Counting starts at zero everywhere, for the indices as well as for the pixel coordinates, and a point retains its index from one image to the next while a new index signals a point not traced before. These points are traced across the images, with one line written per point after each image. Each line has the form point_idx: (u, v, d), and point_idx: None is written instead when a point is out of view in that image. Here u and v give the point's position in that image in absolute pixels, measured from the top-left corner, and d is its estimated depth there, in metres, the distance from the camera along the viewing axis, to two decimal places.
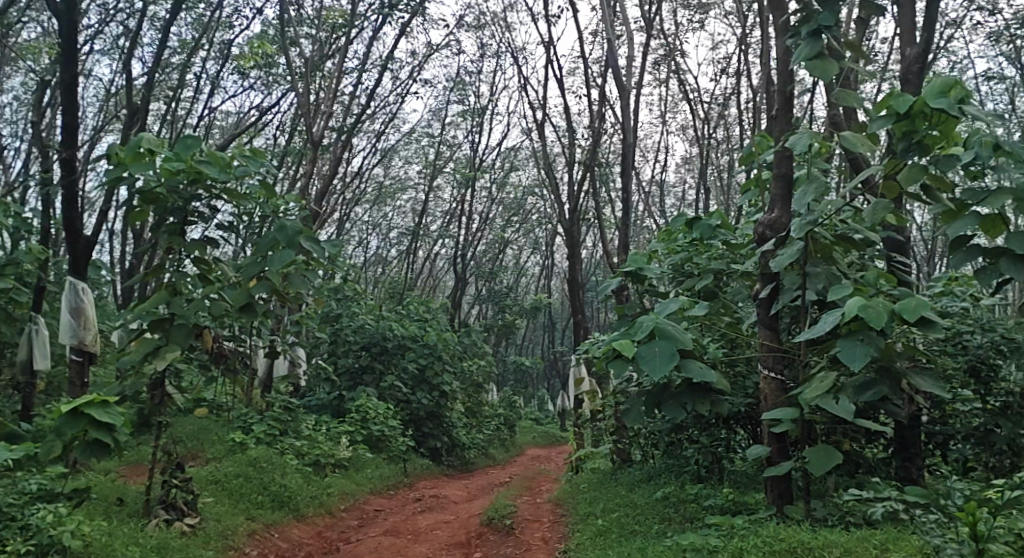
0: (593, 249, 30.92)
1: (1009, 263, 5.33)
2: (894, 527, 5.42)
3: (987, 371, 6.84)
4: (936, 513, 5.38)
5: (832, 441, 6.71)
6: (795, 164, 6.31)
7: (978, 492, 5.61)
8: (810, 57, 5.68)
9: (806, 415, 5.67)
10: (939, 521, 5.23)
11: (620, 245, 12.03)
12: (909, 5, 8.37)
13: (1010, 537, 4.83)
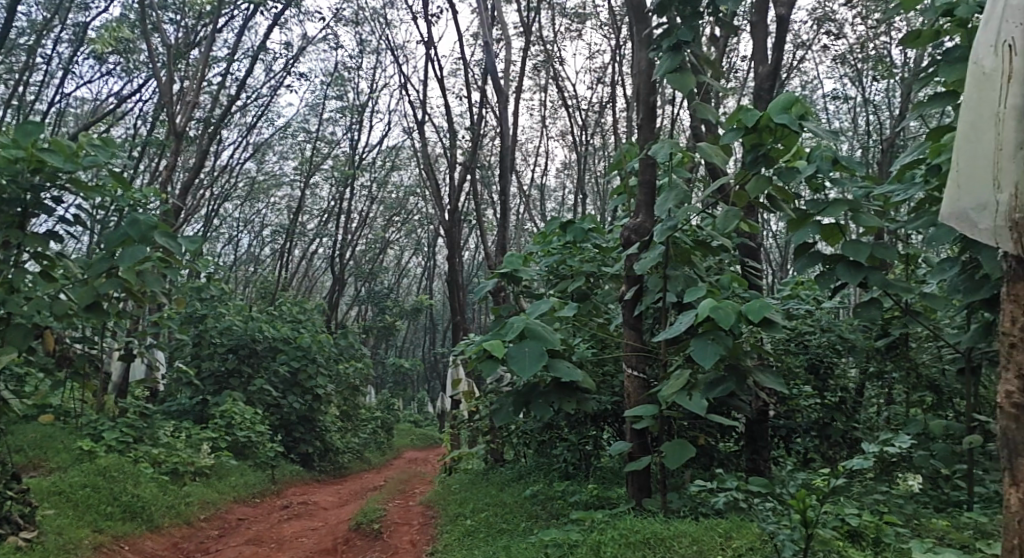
0: (475, 251, 31.10)
1: (844, 268, 5.70)
2: (737, 517, 5.69)
3: (825, 367, 7.36)
4: (773, 502, 5.68)
5: (688, 435, 6.84)
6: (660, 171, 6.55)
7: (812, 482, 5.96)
8: (671, 70, 5.89)
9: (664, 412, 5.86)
10: (776, 509, 5.53)
11: (497, 247, 12.15)
12: (771, 23, 8.83)
13: (837, 522, 5.15)
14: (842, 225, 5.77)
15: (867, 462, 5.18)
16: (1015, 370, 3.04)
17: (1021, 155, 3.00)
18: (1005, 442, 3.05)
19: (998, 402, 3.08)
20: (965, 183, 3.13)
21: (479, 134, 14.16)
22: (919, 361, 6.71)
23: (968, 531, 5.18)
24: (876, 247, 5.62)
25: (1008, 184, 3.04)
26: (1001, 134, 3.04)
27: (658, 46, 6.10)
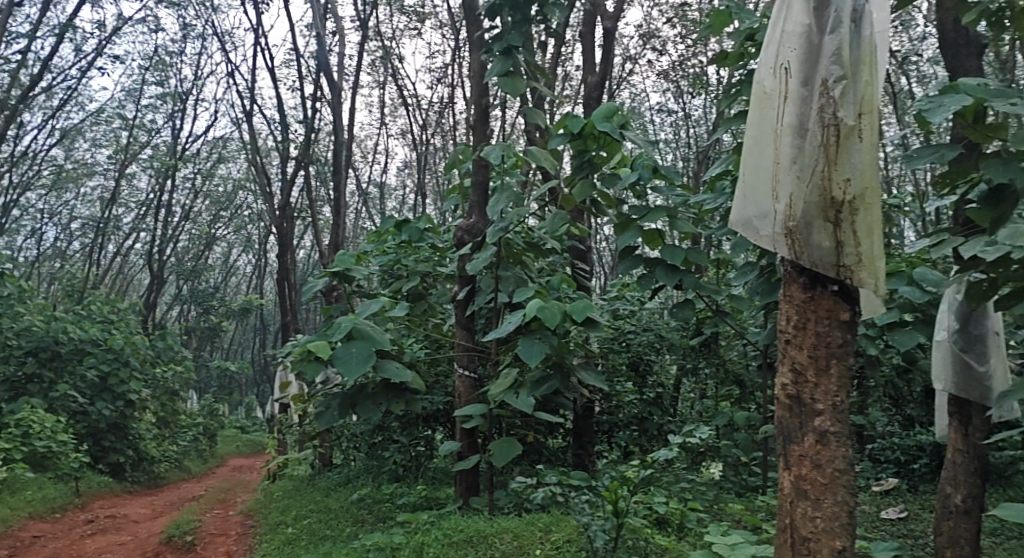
0: (308, 250, 30.40)
1: (663, 272, 5.87)
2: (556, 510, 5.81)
3: (644, 366, 7.53)
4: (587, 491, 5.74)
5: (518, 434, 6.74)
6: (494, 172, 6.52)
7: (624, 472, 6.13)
8: (502, 74, 5.93)
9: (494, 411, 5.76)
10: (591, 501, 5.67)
11: (330, 245, 11.94)
12: (602, 34, 9.14)
13: (647, 511, 5.38)
14: (661, 230, 5.95)
15: (672, 453, 5.37)
16: (789, 364, 3.19)
17: (793, 170, 3.16)
18: (779, 431, 3.21)
19: (776, 394, 3.23)
20: (750, 195, 3.28)
21: (311, 130, 13.85)
22: (727, 357, 7.34)
23: (760, 515, 5.55)
24: (689, 250, 5.89)
25: (785, 196, 3.19)
26: (778, 149, 3.20)
27: (489, 48, 6.14)
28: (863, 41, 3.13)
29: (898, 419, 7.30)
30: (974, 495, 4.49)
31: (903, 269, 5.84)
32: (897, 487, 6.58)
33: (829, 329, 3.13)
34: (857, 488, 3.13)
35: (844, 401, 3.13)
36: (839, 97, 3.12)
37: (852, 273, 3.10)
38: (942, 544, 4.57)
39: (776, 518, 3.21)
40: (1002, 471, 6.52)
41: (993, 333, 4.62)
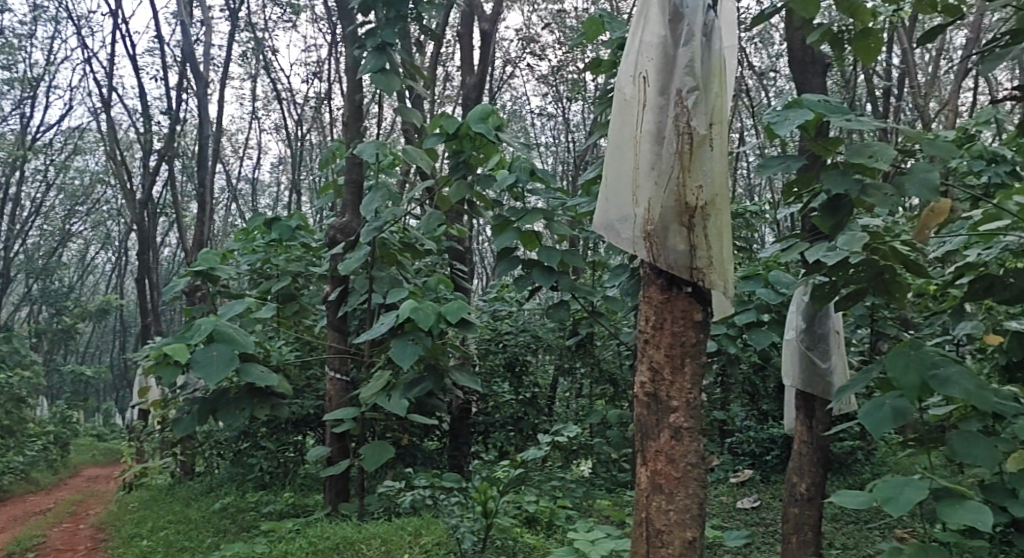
0: (175, 249, 29.24)
1: (540, 273, 5.90)
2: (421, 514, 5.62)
3: (520, 366, 7.55)
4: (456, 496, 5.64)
5: (390, 436, 6.64)
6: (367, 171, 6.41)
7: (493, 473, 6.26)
8: (376, 70, 5.78)
9: (366, 414, 5.71)
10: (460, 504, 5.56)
11: (196, 243, 11.52)
12: (480, 36, 9.18)
13: (516, 511, 5.42)
14: (538, 231, 5.95)
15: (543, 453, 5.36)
16: (647, 363, 3.31)
17: (652, 175, 3.27)
18: (637, 428, 3.32)
19: (634, 391, 3.34)
20: (612, 200, 3.37)
21: (176, 122, 13.34)
22: (602, 357, 7.40)
23: (626, 511, 5.67)
24: (566, 253, 5.90)
25: (644, 201, 3.29)
26: (637, 155, 3.30)
27: (361, 45, 5.96)
28: (713, 54, 3.29)
29: (754, 414, 7.65)
30: (817, 485, 4.80)
31: (758, 273, 6.24)
32: (751, 477, 6.90)
33: (683, 329, 3.26)
34: (707, 481, 3.28)
35: (697, 398, 3.27)
36: (693, 106, 3.26)
37: (705, 276, 3.24)
38: (788, 531, 4.87)
39: (633, 512, 3.32)
40: (843, 460, 6.93)
41: (834, 332, 4.98)
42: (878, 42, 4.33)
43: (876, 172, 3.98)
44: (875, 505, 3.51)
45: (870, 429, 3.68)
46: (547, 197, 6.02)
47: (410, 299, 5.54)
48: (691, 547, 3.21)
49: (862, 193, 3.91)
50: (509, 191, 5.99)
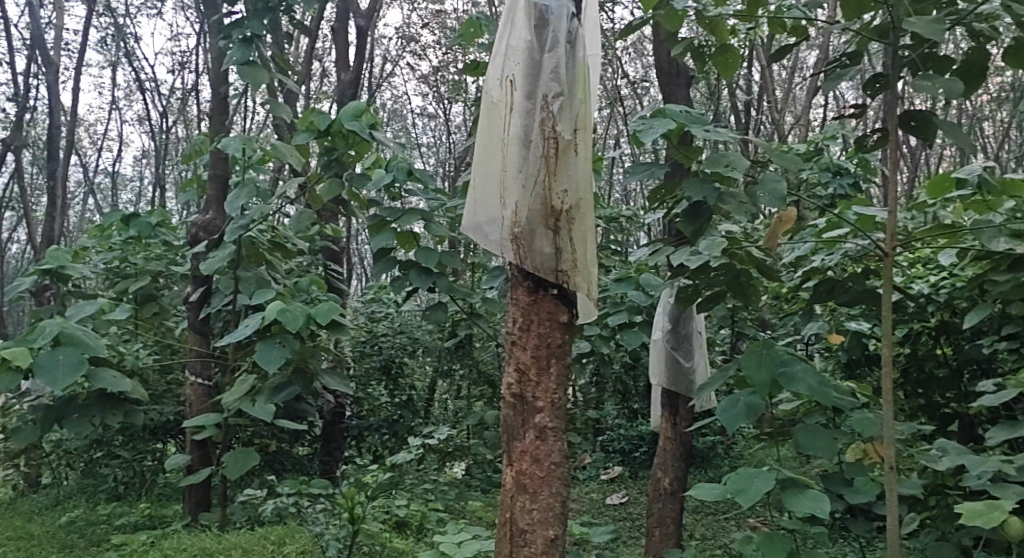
0: (27, 246, 27.52)
1: (417, 275, 5.76)
2: (285, 522, 5.35)
3: (397, 367, 7.40)
4: (322, 502, 5.47)
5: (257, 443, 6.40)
6: (232, 167, 6.19)
7: (363, 477, 6.21)
8: (243, 63, 5.56)
9: (229, 420, 5.51)
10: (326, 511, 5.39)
11: (47, 238, 10.87)
12: (355, 33, 9.03)
13: (385, 516, 5.30)
14: (416, 232, 5.81)
15: (414, 457, 5.22)
16: (514, 364, 3.34)
17: (519, 179, 3.30)
18: (504, 428, 3.34)
19: (501, 393, 3.37)
20: (479, 201, 3.37)
21: (25, 108, 12.55)
22: (481, 359, 7.24)
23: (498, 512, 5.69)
24: (444, 254, 5.80)
25: (511, 203, 3.31)
26: (505, 158, 3.32)
27: (226, 36, 5.71)
28: (577, 62, 3.35)
29: (624, 412, 7.80)
30: (680, 478, 5.08)
31: (629, 276, 6.39)
32: (620, 475, 7.05)
33: (549, 331, 3.31)
34: (570, 479, 3.33)
35: (562, 398, 3.32)
36: (558, 112, 3.30)
37: (569, 279, 3.29)
38: (652, 525, 5.10)
39: (498, 512, 3.34)
40: (704, 454, 7.22)
41: (698, 333, 5.14)
42: (738, 59, 4.60)
43: (733, 181, 4.20)
44: (729, 497, 3.75)
45: (728, 425, 3.86)
46: (426, 197, 5.90)
47: (278, 300, 5.41)
48: (553, 545, 3.25)
49: (719, 201, 4.11)
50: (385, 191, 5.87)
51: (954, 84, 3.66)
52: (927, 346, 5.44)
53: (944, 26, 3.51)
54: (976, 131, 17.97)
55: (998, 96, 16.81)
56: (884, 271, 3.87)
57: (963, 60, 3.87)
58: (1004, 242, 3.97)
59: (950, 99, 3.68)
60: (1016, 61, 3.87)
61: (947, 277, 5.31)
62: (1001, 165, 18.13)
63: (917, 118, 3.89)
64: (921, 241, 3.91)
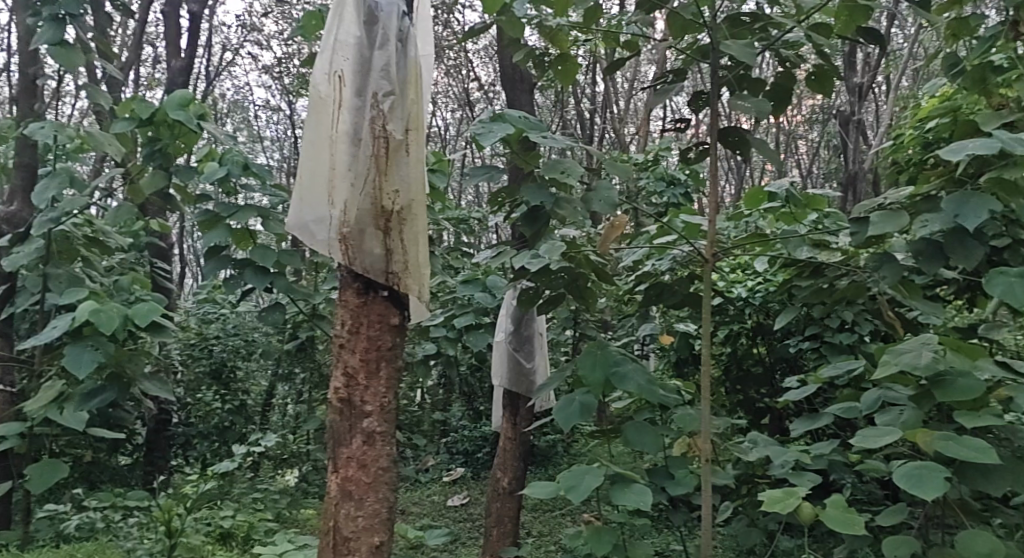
0: None
1: (252, 274, 5.43)
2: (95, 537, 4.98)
3: (228, 372, 7.13)
4: (136, 516, 5.14)
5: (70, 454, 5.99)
6: (41, 156, 5.80)
7: (183, 486, 5.87)
8: (54, 43, 5.15)
9: (35, 430, 5.11)
10: (139, 523, 5.06)
11: None
12: (188, 21, 8.62)
13: (208, 526, 5.00)
14: (253, 230, 5.56)
15: (236, 464, 5.04)
16: (342, 367, 3.27)
17: (348, 177, 3.21)
18: (330, 434, 3.27)
19: (328, 397, 3.29)
20: (306, 198, 3.24)
21: None
22: (323, 362, 7.03)
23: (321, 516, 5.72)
24: (283, 253, 5.50)
25: (340, 201, 3.22)
26: (333, 155, 3.22)
27: (36, 12, 5.27)
28: (409, 61, 3.31)
29: (469, 413, 7.70)
30: (518, 479, 5.12)
31: (477, 278, 6.39)
32: (463, 476, 7.03)
33: (379, 333, 3.26)
34: (398, 484, 3.30)
35: (391, 403, 3.28)
36: (389, 111, 3.26)
37: (399, 280, 3.24)
38: (490, 526, 5.10)
39: (321, 521, 3.26)
40: (545, 453, 7.32)
41: (538, 334, 5.21)
42: (577, 69, 4.71)
43: (570, 187, 4.25)
44: (560, 494, 3.81)
45: (562, 423, 3.90)
46: (267, 194, 5.62)
47: (91, 299, 5.07)
48: (377, 552, 3.20)
49: (555, 206, 4.18)
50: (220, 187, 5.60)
51: (764, 104, 4.07)
52: (745, 346, 5.80)
53: (754, 52, 3.86)
54: (792, 149, 19.11)
55: (811, 117, 17.97)
56: (704, 275, 4.13)
57: (773, 83, 4.28)
58: (807, 251, 4.38)
59: (761, 117, 4.07)
60: (819, 88, 4.27)
61: (763, 282, 5.75)
62: (813, 181, 19.35)
63: (735, 136, 4.21)
64: (739, 249, 4.11)
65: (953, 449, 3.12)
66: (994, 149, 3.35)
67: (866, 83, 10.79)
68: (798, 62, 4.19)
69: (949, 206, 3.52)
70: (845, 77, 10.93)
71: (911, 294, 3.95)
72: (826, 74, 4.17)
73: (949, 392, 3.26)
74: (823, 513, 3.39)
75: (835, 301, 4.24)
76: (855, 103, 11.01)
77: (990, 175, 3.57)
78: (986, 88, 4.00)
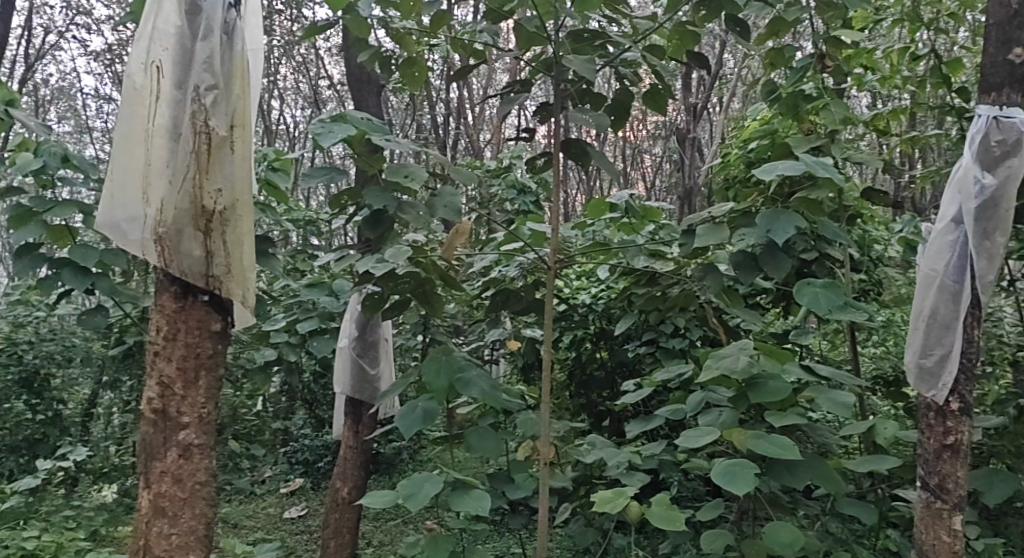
0: None
1: (69, 274, 5.08)
2: None
3: (41, 382, 6.46)
4: None
5: None
6: None
7: None
8: None
9: None
10: None
11: None
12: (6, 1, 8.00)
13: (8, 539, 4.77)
14: (73, 227, 5.16)
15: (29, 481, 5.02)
16: (156, 377, 3.12)
17: (166, 174, 3.07)
18: (142, 448, 3.13)
19: (141, 409, 3.14)
20: (118, 196, 3.10)
21: None
22: None
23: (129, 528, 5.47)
24: (106, 252, 5.16)
25: (156, 200, 3.08)
26: (149, 150, 3.08)
27: None
28: (234, 54, 3.15)
29: (311, 421, 7.46)
30: (358, 487, 4.99)
31: (322, 282, 6.21)
32: (302, 487, 6.83)
33: (199, 340, 3.13)
34: (217, 499, 3.21)
35: (211, 413, 3.16)
36: (211, 105, 3.10)
37: (220, 283, 3.12)
38: (327, 537, 4.96)
39: (131, 538, 3.14)
40: (391, 460, 7.19)
41: (383, 340, 5.14)
42: (425, 73, 4.65)
43: (413, 191, 4.18)
44: (398, 502, 3.74)
45: (403, 430, 3.84)
46: (88, 188, 5.18)
47: None
48: None
49: (399, 211, 4.10)
50: (35, 180, 5.16)
51: (602, 117, 4.18)
52: (588, 352, 5.92)
53: (595, 68, 3.93)
54: (636, 163, 19.70)
55: (654, 133, 18.57)
56: (546, 282, 4.16)
57: (613, 100, 4.37)
58: (644, 261, 4.53)
59: (599, 130, 4.19)
60: (656, 106, 4.38)
61: (605, 288, 5.83)
62: (654, 195, 20.01)
63: (576, 147, 4.25)
64: (581, 258, 4.17)
65: (761, 447, 3.25)
66: (799, 170, 3.58)
67: (701, 103, 11.26)
68: (635, 79, 4.31)
69: (762, 222, 3.72)
70: (683, 96, 11.36)
71: (732, 303, 4.10)
72: (660, 93, 4.30)
73: (761, 393, 3.41)
74: (649, 511, 3.47)
75: (668, 308, 4.42)
76: (691, 123, 11.47)
77: (798, 196, 3.91)
78: (799, 115, 4.30)
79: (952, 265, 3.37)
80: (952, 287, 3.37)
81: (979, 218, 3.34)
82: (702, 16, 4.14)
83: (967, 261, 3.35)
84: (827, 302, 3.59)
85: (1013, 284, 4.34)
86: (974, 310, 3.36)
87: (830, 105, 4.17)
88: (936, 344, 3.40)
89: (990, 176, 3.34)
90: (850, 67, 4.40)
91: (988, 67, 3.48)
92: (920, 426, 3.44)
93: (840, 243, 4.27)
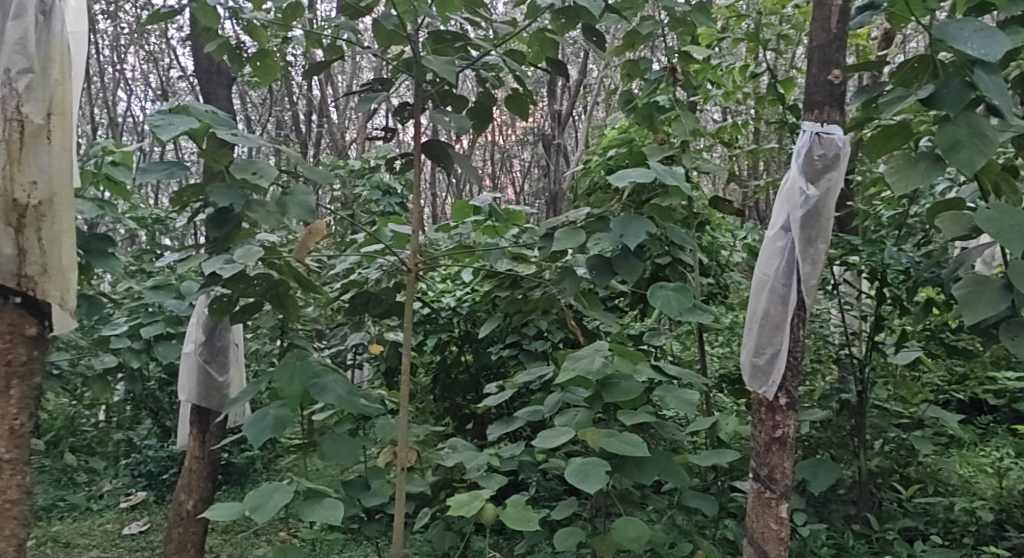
0: None
1: None
2: None
3: None
4: None
5: None
6: None
7: None
8: None
9: None
10: None
11: None
12: None
13: None
14: None
15: None
16: None
17: None
18: None
19: None
20: None
21: None
22: None
23: None
24: None
25: None
26: None
27: None
28: (53, 37, 3.09)
29: (157, 431, 7.06)
30: (205, 500, 4.76)
31: (168, 284, 5.88)
32: (145, 500, 6.45)
33: (11, 346, 3.12)
34: (30, 515, 3.20)
35: (23, 426, 3.15)
36: (25, 90, 3.04)
37: (35, 284, 3.09)
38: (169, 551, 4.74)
39: None
40: (244, 469, 6.92)
41: (234, 345, 4.86)
42: (277, 68, 4.45)
43: (263, 190, 3.99)
44: (245, 513, 3.56)
45: (252, 438, 3.66)
46: None
47: None
48: None
49: (247, 209, 3.91)
50: None
51: (464, 120, 4.12)
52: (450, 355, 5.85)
53: (455, 70, 3.87)
54: (504, 166, 19.77)
55: (522, 138, 18.69)
56: (407, 285, 4.06)
57: (475, 103, 4.31)
58: (507, 263, 4.51)
59: (461, 133, 4.15)
60: (518, 109, 4.35)
61: (469, 290, 5.76)
62: (522, 198, 20.15)
63: (437, 149, 4.16)
64: (441, 261, 4.10)
65: (615, 446, 3.26)
66: (650, 177, 3.62)
67: (566, 110, 11.40)
68: (498, 83, 4.26)
69: (616, 227, 3.74)
70: (548, 102, 11.46)
71: (591, 305, 4.14)
72: (522, 97, 4.27)
73: (616, 393, 3.43)
74: (504, 513, 3.42)
75: (529, 310, 4.43)
76: (556, 129, 11.59)
77: (651, 203, 3.99)
78: (653, 124, 4.42)
79: (782, 269, 3.44)
80: (781, 289, 3.44)
81: (804, 227, 3.39)
82: (562, 25, 4.11)
83: (794, 266, 3.43)
84: (678, 305, 3.66)
85: (837, 288, 4.52)
86: (800, 311, 3.45)
87: (681, 116, 4.30)
88: (768, 343, 3.45)
89: (814, 188, 3.38)
90: (696, 82, 4.52)
91: (811, 86, 3.45)
92: (752, 420, 3.52)
93: (691, 248, 4.38)
